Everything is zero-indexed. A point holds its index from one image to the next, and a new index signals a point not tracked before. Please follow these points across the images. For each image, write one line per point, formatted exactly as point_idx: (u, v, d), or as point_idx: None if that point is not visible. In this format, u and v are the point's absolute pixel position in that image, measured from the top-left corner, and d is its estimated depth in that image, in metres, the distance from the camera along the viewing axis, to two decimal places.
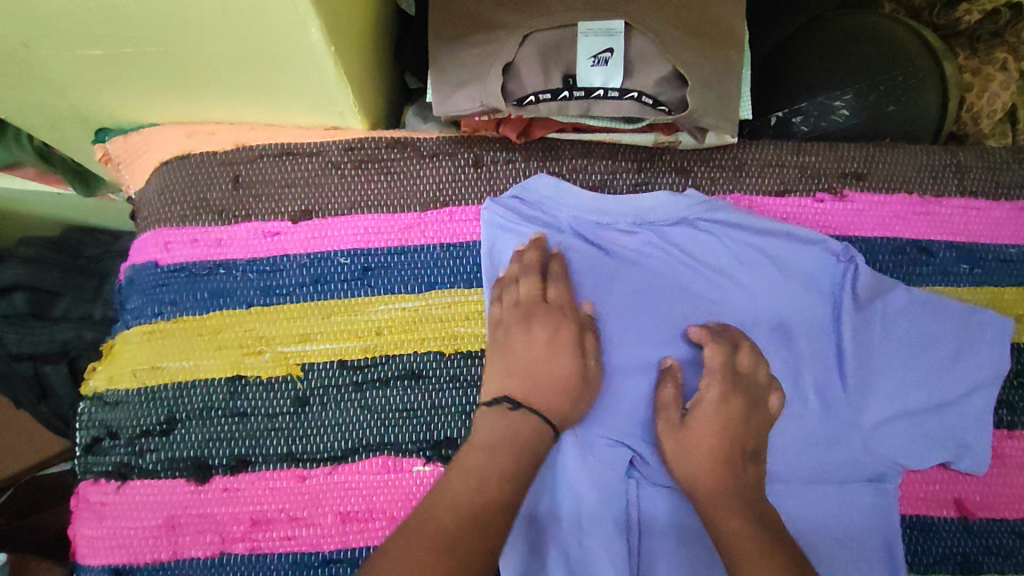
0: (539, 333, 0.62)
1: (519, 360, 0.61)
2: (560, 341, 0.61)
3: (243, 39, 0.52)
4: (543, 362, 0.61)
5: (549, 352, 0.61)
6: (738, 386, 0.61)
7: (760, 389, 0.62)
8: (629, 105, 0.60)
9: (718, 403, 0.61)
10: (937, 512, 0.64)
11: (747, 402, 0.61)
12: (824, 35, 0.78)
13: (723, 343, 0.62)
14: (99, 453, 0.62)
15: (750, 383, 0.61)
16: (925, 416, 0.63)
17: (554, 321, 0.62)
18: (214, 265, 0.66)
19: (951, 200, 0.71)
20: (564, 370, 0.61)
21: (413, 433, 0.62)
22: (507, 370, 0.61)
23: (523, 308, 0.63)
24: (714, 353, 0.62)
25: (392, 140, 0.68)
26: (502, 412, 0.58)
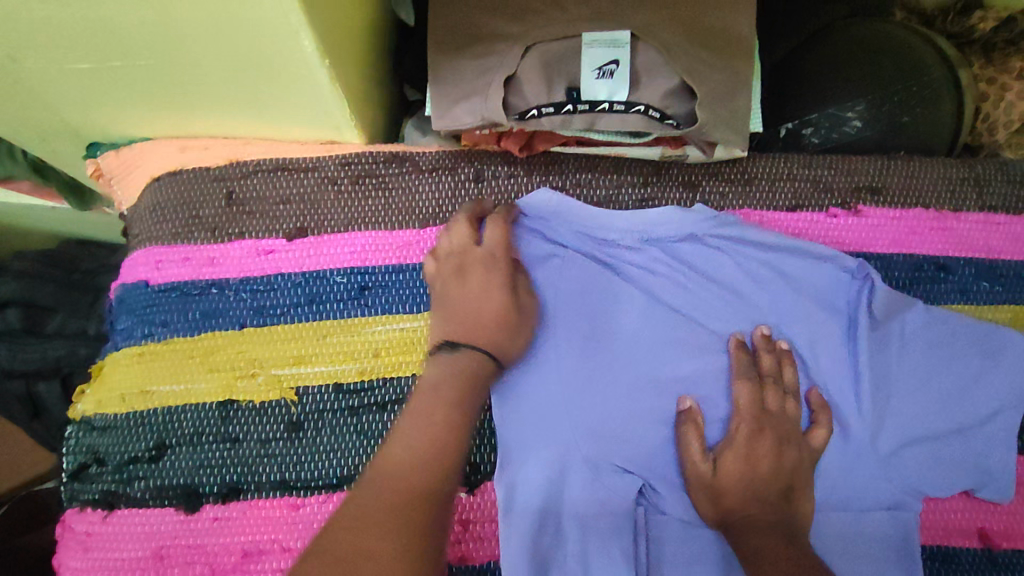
0: (473, 279, 0.58)
1: (456, 307, 0.58)
2: (486, 279, 0.58)
3: (235, 51, 0.50)
4: (474, 305, 0.57)
5: (481, 295, 0.57)
6: (771, 422, 0.59)
7: (794, 424, 0.59)
8: (635, 119, 0.57)
9: (747, 437, 0.58)
10: (960, 543, 0.61)
11: (780, 436, 0.58)
12: (836, 44, 0.75)
13: (753, 379, 0.60)
14: (86, 480, 0.60)
15: (782, 417, 0.59)
16: (945, 441, 0.60)
17: (487, 267, 0.59)
18: (206, 285, 0.64)
19: (969, 215, 0.69)
20: (488, 303, 0.57)
21: None
22: (446, 319, 0.57)
23: (458, 260, 0.60)
24: (744, 387, 0.60)
25: (390, 154, 0.66)
26: (438, 356, 0.54)
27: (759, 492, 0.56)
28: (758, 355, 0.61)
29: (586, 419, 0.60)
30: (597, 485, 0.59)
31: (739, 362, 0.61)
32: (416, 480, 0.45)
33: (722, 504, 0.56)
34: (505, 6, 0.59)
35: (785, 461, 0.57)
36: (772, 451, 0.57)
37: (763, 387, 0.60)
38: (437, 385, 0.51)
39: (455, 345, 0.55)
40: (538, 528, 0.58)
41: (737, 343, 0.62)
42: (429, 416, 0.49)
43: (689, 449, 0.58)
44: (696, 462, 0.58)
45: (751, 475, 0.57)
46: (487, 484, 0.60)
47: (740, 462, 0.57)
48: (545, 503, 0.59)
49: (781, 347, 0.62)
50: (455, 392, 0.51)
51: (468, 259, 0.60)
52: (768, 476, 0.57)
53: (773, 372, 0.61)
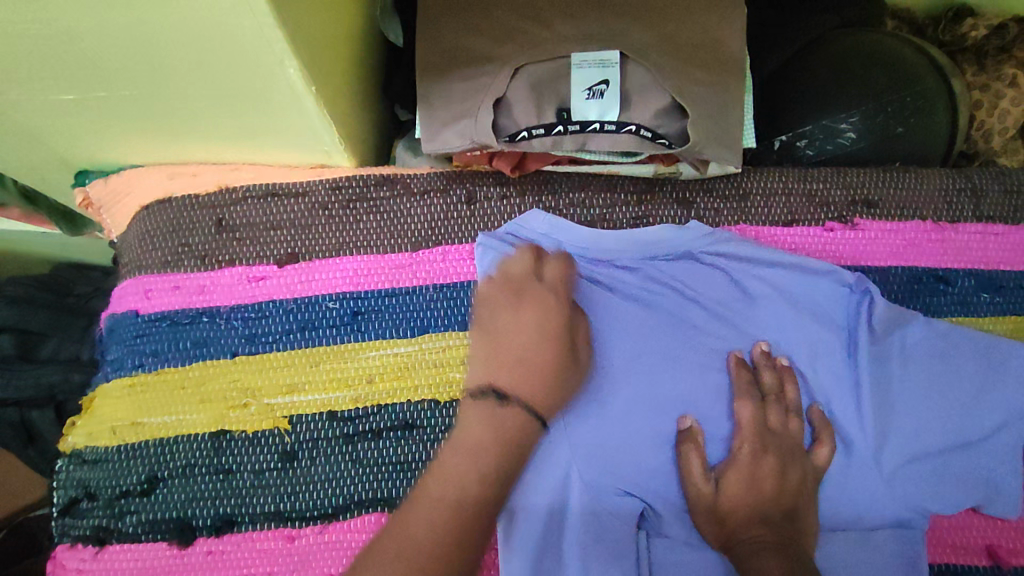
0: (527, 314, 0.54)
1: (507, 353, 0.52)
2: (543, 317, 0.54)
3: (220, 79, 0.49)
4: (526, 352, 0.52)
5: (532, 331, 0.53)
6: (773, 440, 0.58)
7: (797, 442, 0.58)
8: (627, 138, 0.57)
9: (751, 455, 0.57)
10: (967, 560, 0.60)
11: (782, 454, 0.57)
12: (830, 55, 0.75)
13: (755, 398, 0.59)
14: (77, 516, 0.59)
15: (785, 436, 0.58)
16: (952, 456, 0.59)
17: (543, 307, 0.55)
18: (196, 313, 0.63)
19: (966, 226, 0.68)
20: (552, 361, 0.52)
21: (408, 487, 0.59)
22: (484, 364, 0.52)
23: (515, 287, 0.56)
24: (747, 407, 0.59)
25: (381, 177, 0.66)
26: (484, 410, 0.49)
27: (764, 513, 0.54)
28: (759, 372, 0.61)
29: (586, 440, 0.58)
30: (600, 507, 0.58)
31: (739, 379, 0.60)
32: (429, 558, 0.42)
33: (728, 527, 0.54)
34: (493, 27, 0.58)
35: (787, 481, 0.56)
36: (778, 471, 0.56)
37: (766, 406, 0.59)
38: (474, 446, 0.48)
39: (505, 399, 0.50)
40: (539, 555, 0.57)
41: (735, 361, 0.61)
42: (462, 477, 0.46)
43: (690, 468, 0.57)
44: (698, 481, 0.56)
45: (757, 496, 0.55)
46: None
47: (744, 484, 0.55)
48: (545, 528, 0.57)
49: (782, 364, 0.61)
50: (492, 457, 0.48)
51: (527, 285, 0.56)
52: (773, 496, 0.55)
53: (775, 389, 0.60)
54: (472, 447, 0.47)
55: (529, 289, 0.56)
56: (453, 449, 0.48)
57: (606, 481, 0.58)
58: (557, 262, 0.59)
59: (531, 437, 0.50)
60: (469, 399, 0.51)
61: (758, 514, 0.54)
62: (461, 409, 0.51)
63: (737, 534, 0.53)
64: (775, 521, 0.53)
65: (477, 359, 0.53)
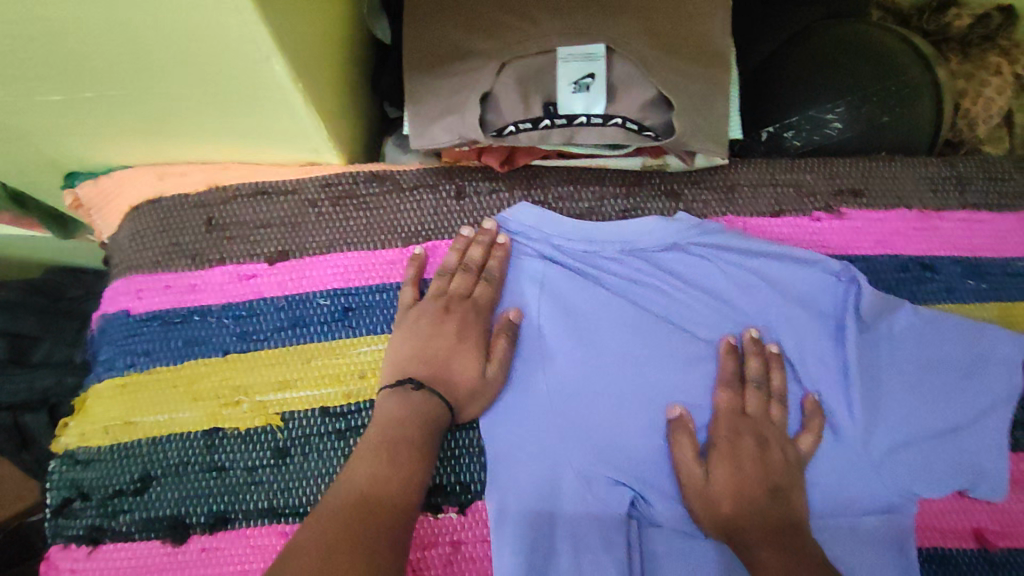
0: (453, 322, 0.61)
1: (425, 351, 0.59)
2: (461, 323, 0.61)
3: (205, 78, 0.49)
4: (446, 359, 0.59)
5: (458, 346, 0.60)
6: (748, 424, 0.59)
7: (777, 428, 0.60)
8: (613, 131, 0.58)
9: (729, 440, 0.58)
10: (957, 544, 0.61)
11: (759, 436, 0.59)
12: (816, 46, 0.76)
13: (735, 385, 0.61)
14: (70, 516, 0.59)
15: (761, 419, 0.60)
16: (939, 441, 0.59)
17: (471, 318, 0.61)
18: (188, 312, 0.63)
19: (951, 213, 0.69)
20: (467, 368, 0.59)
21: None
22: (408, 357, 0.59)
23: (444, 301, 0.62)
24: (724, 394, 0.60)
25: (371, 173, 0.66)
26: (401, 395, 0.56)
27: (752, 501, 0.55)
28: (745, 359, 0.62)
29: (576, 430, 0.59)
30: (592, 497, 0.58)
31: (725, 367, 0.61)
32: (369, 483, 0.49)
33: (718, 512, 0.55)
34: (479, 22, 0.58)
35: (771, 463, 0.57)
36: (758, 452, 0.58)
37: (744, 392, 0.61)
38: (398, 421, 0.55)
39: (419, 386, 0.57)
40: (531, 548, 0.56)
41: (727, 347, 0.62)
42: (395, 446, 0.53)
43: (680, 455, 0.58)
44: (687, 466, 0.57)
45: (741, 482, 0.56)
46: (479, 503, 0.59)
47: (729, 472, 0.57)
48: (537, 520, 0.57)
49: (771, 350, 0.62)
50: (412, 428, 0.54)
51: (454, 304, 0.62)
52: (758, 483, 0.56)
53: (759, 376, 0.61)
54: (389, 421, 0.55)
55: (459, 304, 0.62)
56: (375, 426, 0.55)
57: (597, 470, 0.58)
58: (488, 283, 0.63)
59: (444, 418, 0.57)
60: (385, 390, 0.58)
61: (749, 506, 0.55)
62: (379, 398, 0.58)
63: (733, 523, 0.55)
64: (769, 513, 0.55)
65: (395, 353, 0.60)
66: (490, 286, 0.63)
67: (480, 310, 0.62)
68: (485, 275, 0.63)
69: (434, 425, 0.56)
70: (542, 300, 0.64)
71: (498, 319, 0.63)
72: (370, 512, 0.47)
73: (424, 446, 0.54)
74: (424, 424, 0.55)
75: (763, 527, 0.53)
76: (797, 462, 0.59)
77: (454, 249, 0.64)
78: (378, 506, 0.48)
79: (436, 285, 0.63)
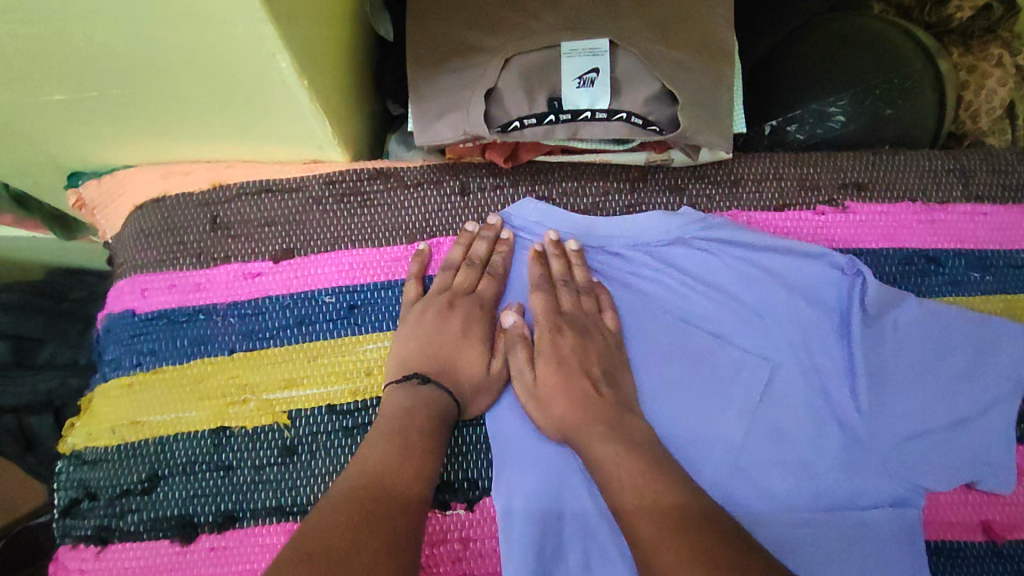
0: (457, 318, 0.62)
1: (432, 347, 0.60)
2: (466, 319, 0.62)
3: (210, 76, 0.49)
4: (452, 354, 0.60)
5: (462, 341, 0.61)
6: (566, 320, 0.62)
7: (592, 319, 0.62)
8: (618, 126, 0.58)
9: (551, 342, 0.61)
10: (964, 536, 0.61)
11: (578, 330, 0.61)
12: (819, 38, 0.77)
13: (545, 288, 0.64)
14: (78, 516, 0.59)
15: (630, 344, 0.62)
16: (945, 433, 0.59)
17: (474, 313, 0.62)
18: (194, 311, 0.63)
19: (956, 206, 0.69)
20: (472, 362, 0.61)
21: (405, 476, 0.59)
22: (414, 354, 0.59)
23: (448, 296, 0.62)
24: (537, 298, 0.63)
25: (375, 171, 0.66)
26: (409, 389, 0.57)
27: (577, 393, 0.58)
28: (547, 263, 0.65)
29: None
30: (599, 492, 0.58)
31: (536, 274, 0.64)
32: (380, 471, 0.49)
33: (551, 410, 0.58)
34: (483, 20, 0.58)
35: (591, 352, 0.60)
36: (573, 345, 0.60)
37: (556, 293, 0.64)
38: (407, 412, 0.55)
39: (426, 380, 0.57)
40: (539, 544, 0.56)
41: (535, 255, 0.65)
42: (406, 439, 0.52)
43: (517, 359, 0.61)
44: (523, 368, 0.60)
45: (563, 372, 0.59)
46: (487, 500, 0.59)
47: (553, 365, 0.59)
48: (544, 516, 0.56)
49: (570, 249, 0.65)
50: (420, 419, 0.54)
51: (458, 299, 0.62)
52: (581, 375, 0.59)
53: (563, 275, 0.64)
54: (397, 411, 0.55)
55: (463, 300, 0.63)
56: (382, 419, 0.55)
57: None
58: (492, 278, 0.64)
59: (449, 413, 0.57)
60: (392, 385, 0.58)
61: (575, 396, 0.58)
62: (386, 394, 0.57)
63: (565, 417, 0.57)
64: None
65: (399, 349, 0.60)
66: (494, 280, 0.64)
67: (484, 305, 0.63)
68: (489, 270, 0.64)
69: (443, 417, 0.56)
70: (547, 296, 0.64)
71: (500, 314, 0.64)
72: (379, 496, 0.47)
73: (433, 440, 0.54)
74: (432, 416, 0.55)
75: (586, 416, 0.56)
76: (612, 342, 0.62)
77: (458, 244, 0.64)
78: (389, 496, 0.48)
79: (439, 280, 0.64)
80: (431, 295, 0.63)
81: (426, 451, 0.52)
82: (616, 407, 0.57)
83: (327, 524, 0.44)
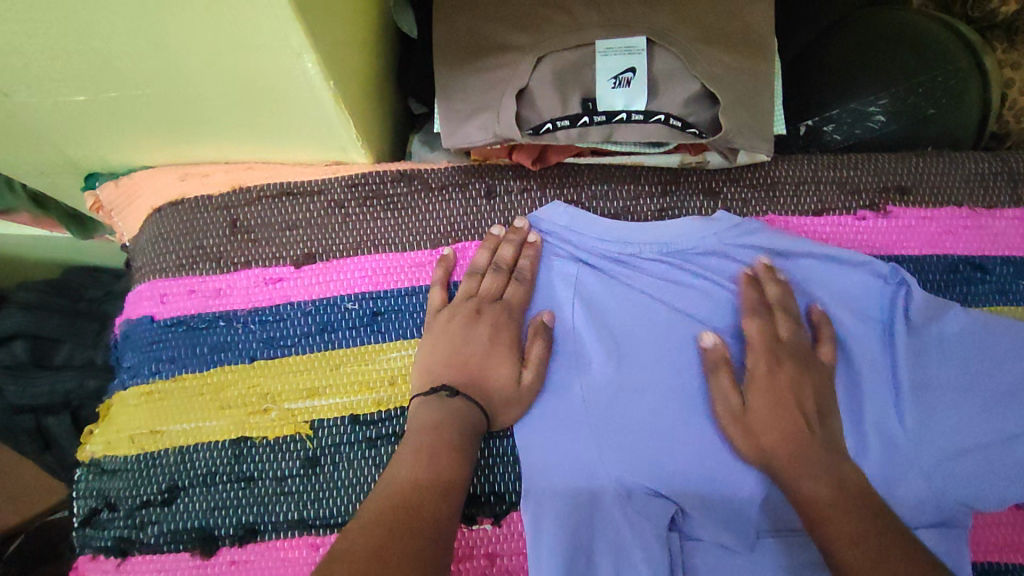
0: (484, 326, 0.59)
1: (457, 354, 0.58)
2: (493, 326, 0.59)
3: (233, 76, 0.47)
4: (479, 364, 0.58)
5: (491, 350, 0.58)
6: (786, 351, 0.58)
7: (809, 350, 0.59)
8: (656, 128, 0.55)
9: (768, 369, 0.57)
10: (1012, 558, 0.58)
11: (798, 360, 0.57)
12: (860, 35, 0.74)
13: (764, 314, 0.59)
14: (98, 527, 0.58)
15: (797, 344, 0.58)
16: (995, 451, 0.56)
17: (502, 322, 0.60)
18: (213, 317, 0.61)
19: (1004, 211, 0.66)
20: (500, 376, 0.57)
21: (476, 496, 0.57)
22: (440, 364, 0.57)
23: (474, 303, 0.60)
24: (753, 325, 0.59)
25: (397, 172, 0.64)
26: (435, 402, 0.55)
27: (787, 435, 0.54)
28: (763, 286, 0.60)
29: (616, 438, 0.57)
30: (632, 509, 0.55)
31: (746, 297, 0.60)
32: (410, 494, 0.47)
33: (759, 438, 0.55)
34: (514, 16, 0.56)
35: (809, 385, 0.57)
36: (796, 377, 0.57)
37: (774, 320, 0.59)
38: (436, 424, 0.53)
39: (455, 393, 0.55)
40: (570, 558, 0.53)
41: (746, 278, 0.61)
42: (435, 454, 0.51)
43: (719, 384, 0.57)
44: (728, 396, 0.57)
45: (779, 408, 0.55)
46: (514, 514, 0.57)
47: (769, 400, 0.56)
48: (575, 531, 0.54)
49: (789, 276, 0.60)
50: (450, 433, 0.52)
51: (485, 306, 0.60)
52: (796, 409, 0.55)
53: (780, 299, 0.60)
54: (425, 426, 0.53)
55: (490, 307, 0.60)
56: (408, 436, 0.53)
57: (637, 479, 0.56)
58: (519, 283, 0.61)
59: (478, 426, 0.55)
60: (418, 399, 0.56)
61: (794, 428, 0.54)
62: (412, 409, 0.56)
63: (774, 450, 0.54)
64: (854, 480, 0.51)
65: (426, 359, 0.58)
66: (522, 286, 0.61)
67: (513, 312, 0.60)
68: (515, 274, 0.61)
69: (471, 432, 0.54)
70: (576, 301, 0.62)
71: (530, 323, 0.61)
72: (412, 512, 0.45)
73: (460, 452, 0.52)
74: (460, 427, 0.53)
75: (801, 450, 0.53)
76: (828, 380, 0.58)
77: (484, 248, 0.62)
78: (422, 511, 0.46)
79: (464, 287, 0.62)
80: (457, 302, 0.61)
81: (456, 464, 0.51)
82: (828, 450, 0.53)
83: (355, 544, 0.42)
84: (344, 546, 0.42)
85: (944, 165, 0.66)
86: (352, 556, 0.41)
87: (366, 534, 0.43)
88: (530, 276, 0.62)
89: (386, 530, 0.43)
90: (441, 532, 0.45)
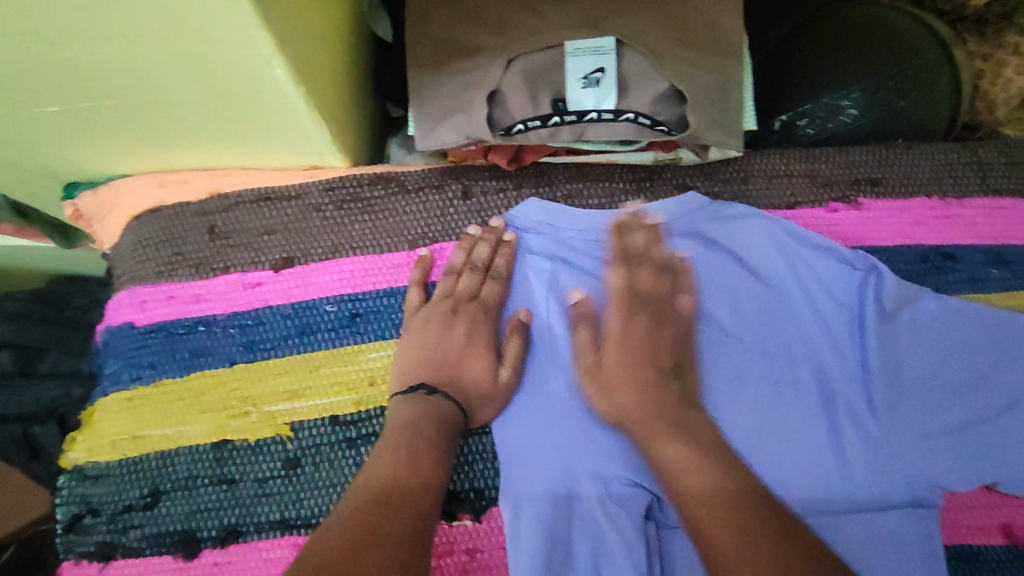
0: (461, 325, 0.60)
1: (433, 353, 0.59)
2: (470, 324, 0.60)
3: (204, 83, 0.48)
4: (456, 362, 0.59)
5: (467, 349, 0.59)
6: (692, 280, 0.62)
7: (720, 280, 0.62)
8: (625, 126, 0.56)
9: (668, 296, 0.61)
10: (983, 540, 0.59)
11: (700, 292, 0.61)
12: (829, 30, 0.75)
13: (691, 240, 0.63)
14: (81, 532, 0.58)
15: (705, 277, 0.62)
16: (965, 433, 0.56)
17: (478, 320, 0.60)
18: (193, 323, 0.62)
19: (972, 201, 0.67)
20: (478, 374, 0.58)
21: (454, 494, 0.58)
22: (418, 362, 0.58)
23: (451, 302, 0.61)
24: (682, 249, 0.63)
25: (374, 175, 0.65)
26: (412, 399, 0.55)
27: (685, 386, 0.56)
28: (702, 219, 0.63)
29: (591, 431, 0.57)
30: (609, 499, 0.55)
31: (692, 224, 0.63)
32: (387, 490, 0.48)
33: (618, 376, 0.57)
34: (486, 19, 0.57)
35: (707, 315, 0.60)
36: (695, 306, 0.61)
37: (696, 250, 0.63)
38: (415, 420, 0.54)
39: (433, 392, 0.56)
40: (549, 549, 0.53)
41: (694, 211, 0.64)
42: (411, 450, 0.51)
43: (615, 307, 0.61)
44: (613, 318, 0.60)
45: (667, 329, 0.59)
46: (494, 510, 0.58)
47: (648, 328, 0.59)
48: (554, 523, 0.54)
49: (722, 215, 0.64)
50: (426, 429, 0.53)
51: (461, 305, 0.61)
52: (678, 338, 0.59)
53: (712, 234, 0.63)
54: (401, 424, 0.54)
55: (467, 306, 0.61)
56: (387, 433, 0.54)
57: (613, 470, 0.56)
58: (495, 281, 0.62)
59: (455, 424, 0.56)
60: (396, 398, 0.57)
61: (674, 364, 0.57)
62: (390, 406, 0.56)
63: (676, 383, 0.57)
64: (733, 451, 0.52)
65: (403, 359, 0.59)
66: (497, 284, 0.62)
67: (490, 310, 0.61)
68: (492, 272, 0.62)
69: (448, 428, 0.54)
70: (551, 298, 0.62)
71: (507, 322, 0.62)
72: (387, 506, 0.46)
73: (437, 448, 0.52)
74: (436, 424, 0.54)
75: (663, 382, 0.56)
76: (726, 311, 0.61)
77: (460, 248, 0.63)
78: (398, 507, 0.47)
79: (441, 286, 0.62)
80: (435, 302, 0.61)
81: (432, 459, 0.52)
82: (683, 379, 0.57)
83: (332, 540, 0.43)
84: (321, 542, 0.43)
85: (916, 156, 0.67)
86: (328, 553, 0.41)
87: (342, 530, 0.44)
88: (506, 274, 0.63)
89: (361, 525, 0.44)
90: (417, 526, 0.46)
